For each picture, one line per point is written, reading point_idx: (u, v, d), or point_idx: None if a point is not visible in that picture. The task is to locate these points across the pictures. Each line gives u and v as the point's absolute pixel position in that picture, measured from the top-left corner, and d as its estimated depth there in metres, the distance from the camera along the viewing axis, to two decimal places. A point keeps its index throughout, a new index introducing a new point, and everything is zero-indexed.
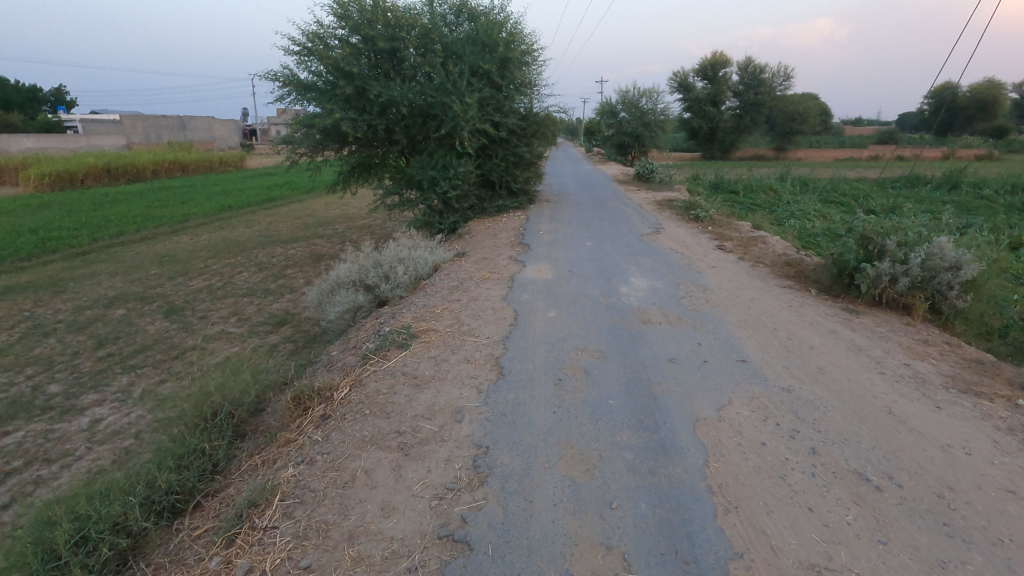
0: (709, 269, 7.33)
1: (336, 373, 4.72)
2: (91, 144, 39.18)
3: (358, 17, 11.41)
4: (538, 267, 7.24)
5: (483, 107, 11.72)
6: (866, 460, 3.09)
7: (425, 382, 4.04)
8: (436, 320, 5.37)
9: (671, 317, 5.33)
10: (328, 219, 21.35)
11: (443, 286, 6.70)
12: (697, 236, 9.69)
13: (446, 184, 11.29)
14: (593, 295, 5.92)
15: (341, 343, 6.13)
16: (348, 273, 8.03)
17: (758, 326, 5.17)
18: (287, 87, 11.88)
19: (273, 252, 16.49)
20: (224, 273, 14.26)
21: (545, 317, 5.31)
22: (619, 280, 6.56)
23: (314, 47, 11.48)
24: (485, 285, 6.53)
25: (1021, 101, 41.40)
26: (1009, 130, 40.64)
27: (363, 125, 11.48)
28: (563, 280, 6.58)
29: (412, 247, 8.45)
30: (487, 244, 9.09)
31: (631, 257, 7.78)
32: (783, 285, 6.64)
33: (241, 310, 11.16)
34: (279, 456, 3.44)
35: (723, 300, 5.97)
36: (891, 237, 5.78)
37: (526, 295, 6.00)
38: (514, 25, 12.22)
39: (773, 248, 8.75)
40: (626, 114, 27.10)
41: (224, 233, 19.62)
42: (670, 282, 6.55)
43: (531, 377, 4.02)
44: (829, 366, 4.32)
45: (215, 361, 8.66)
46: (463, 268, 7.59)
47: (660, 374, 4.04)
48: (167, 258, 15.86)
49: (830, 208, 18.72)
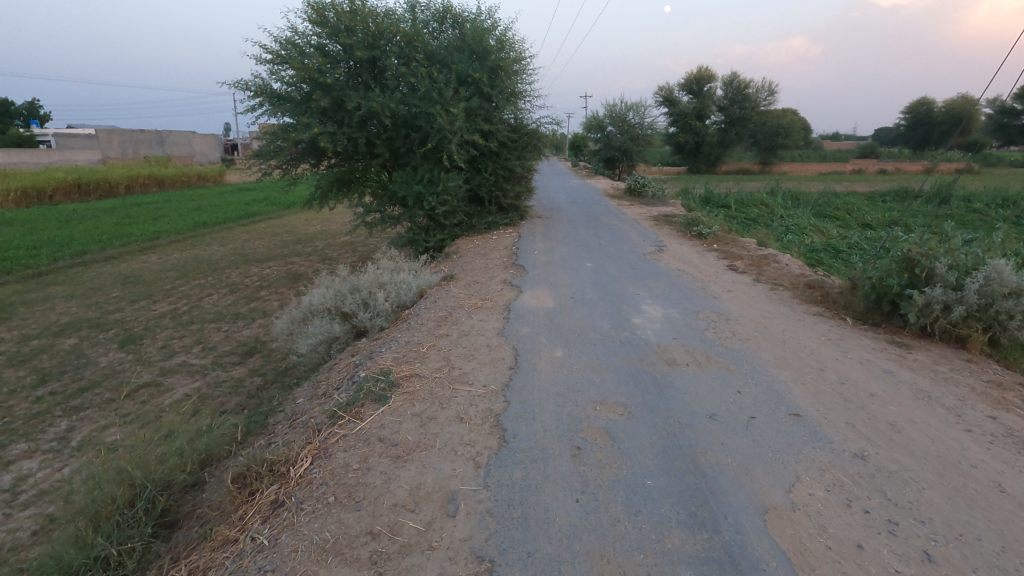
0: (725, 294, 6.59)
1: (299, 432, 3.86)
2: (65, 158, 37.90)
3: (336, 23, 10.66)
4: (536, 293, 6.43)
5: (471, 118, 10.96)
6: (1001, 573, 2.32)
7: (407, 453, 3.19)
8: (420, 363, 4.52)
9: (698, 355, 4.54)
10: (309, 235, 20.44)
11: (429, 317, 5.88)
12: (703, 255, 9.01)
13: (432, 200, 10.51)
14: (604, 329, 5.12)
15: (310, 386, 5.26)
16: (322, 299, 7.19)
17: (800, 367, 4.40)
18: (258, 97, 11.05)
19: (247, 272, 15.49)
20: (192, 295, 13.26)
21: (550, 358, 4.48)
22: (630, 309, 5.77)
23: (288, 55, 10.68)
24: (476, 316, 5.71)
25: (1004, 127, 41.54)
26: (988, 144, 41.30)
27: (342, 139, 10.68)
28: (567, 309, 5.77)
29: (394, 269, 7.62)
30: (477, 266, 8.30)
31: (638, 280, 7.03)
32: (813, 313, 5.91)
33: (207, 339, 10.20)
34: (209, 568, 2.56)
35: (752, 333, 5.21)
36: (941, 259, 5.05)
37: (525, 329, 5.17)
38: (503, 31, 11.52)
39: (788, 268, 8.07)
40: (613, 128, 26.53)
41: (196, 251, 18.58)
42: (687, 311, 5.79)
43: (541, 445, 3.18)
44: (902, 422, 3.55)
45: (171, 401, 7.70)
46: (450, 294, 6.75)
47: (702, 438, 3.24)
48: (131, 279, 14.80)
49: (826, 222, 18.30)
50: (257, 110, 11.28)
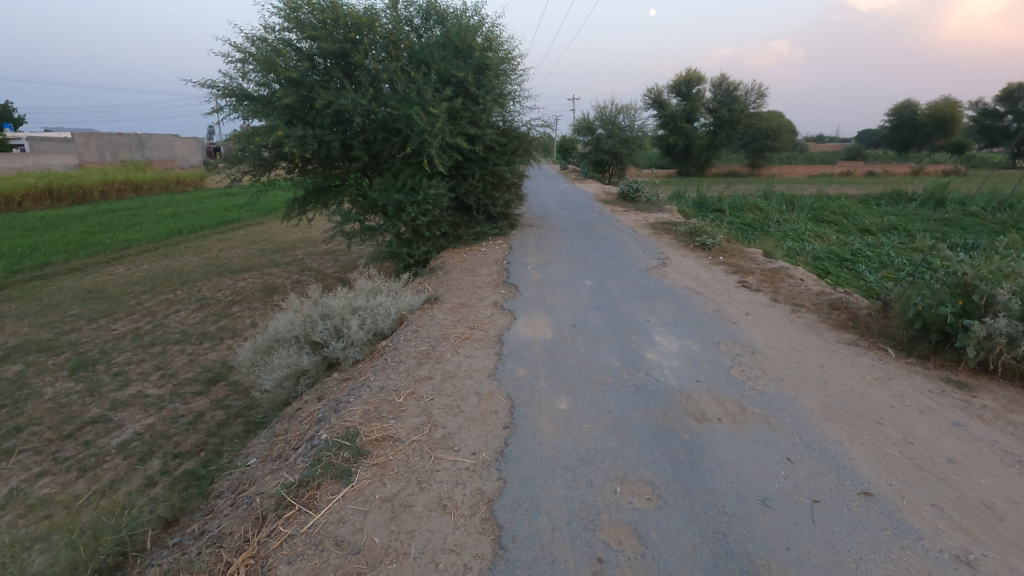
0: (743, 318, 5.87)
1: (238, 520, 3.03)
2: (39, 162, 36.50)
3: (310, 19, 9.89)
4: (531, 320, 5.66)
5: (455, 120, 10.17)
6: None
7: (371, 568, 2.40)
8: (396, 419, 3.71)
9: (730, 406, 3.78)
10: (289, 244, 19.55)
11: (410, 351, 5.09)
12: (710, 269, 8.30)
13: (414, 210, 9.71)
14: (614, 369, 4.34)
15: (266, 440, 4.43)
16: (289, 325, 6.38)
17: (853, 419, 3.66)
18: (225, 98, 10.22)
19: (219, 285, 14.51)
20: (158, 312, 12.31)
21: (552, 412, 3.69)
22: (641, 341, 5.00)
23: (256, 53, 9.89)
24: (463, 351, 4.91)
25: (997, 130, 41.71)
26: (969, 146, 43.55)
27: (312, 142, 9.88)
28: (568, 341, 5.00)
29: (372, 291, 6.81)
30: (465, 284, 7.52)
31: (645, 302, 6.29)
32: (847, 343, 5.20)
33: (169, 364, 9.27)
34: None
35: (786, 372, 4.45)
36: (1004, 285, 4.36)
37: (522, 370, 4.38)
38: (490, 28, 10.74)
39: (804, 284, 7.38)
40: (604, 131, 25.87)
41: (167, 261, 17.57)
42: (705, 342, 5.05)
43: (551, 554, 2.42)
44: (1002, 504, 2.83)
45: (119, 441, 6.79)
46: (434, 321, 5.95)
47: (760, 537, 2.50)
48: (93, 294, 13.79)
49: (823, 227, 17.77)
50: (223, 112, 10.44)
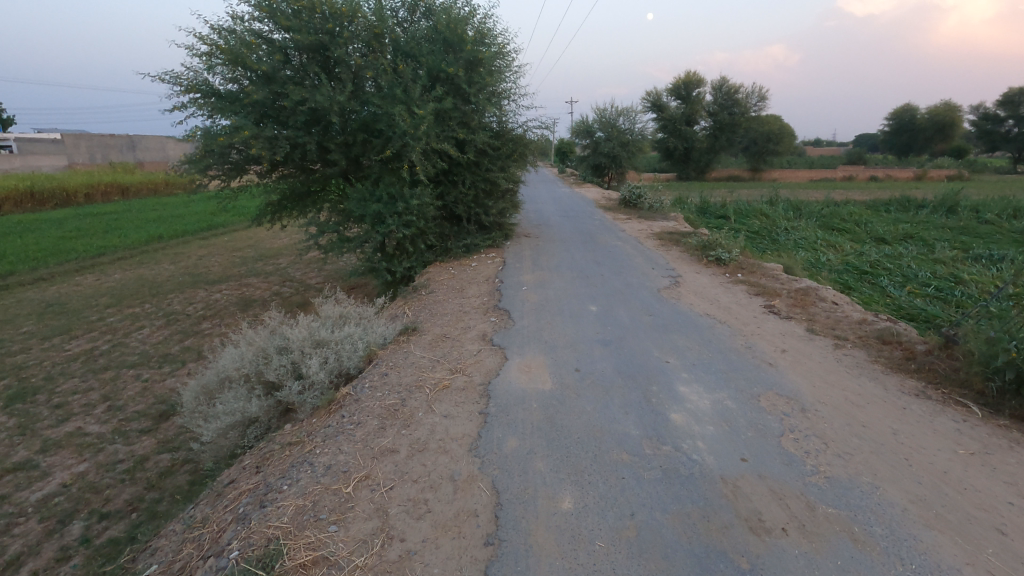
0: (781, 358, 4.87)
1: None
2: (28, 163, 35.34)
3: (284, 7, 8.91)
4: (526, 361, 4.65)
5: (443, 121, 9.21)
6: None
7: None
8: (338, 525, 2.71)
9: (794, 505, 2.78)
10: (273, 251, 18.51)
11: (374, 404, 4.08)
12: (728, 290, 7.34)
13: (394, 220, 8.74)
14: (631, 442, 3.34)
15: (180, 529, 3.40)
16: (236, 362, 5.38)
17: (965, 528, 2.68)
18: (188, 94, 9.21)
19: (191, 297, 13.43)
20: (119, 329, 11.25)
21: (554, 515, 2.70)
22: (662, 394, 4.01)
23: (221, 45, 8.89)
24: (439, 408, 3.89)
25: (1001, 135, 41.26)
26: (968, 151, 44.33)
27: (283, 144, 8.91)
28: (571, 394, 4.00)
29: (339, 319, 5.80)
30: (449, 308, 6.53)
31: (661, 335, 5.29)
32: (915, 395, 4.22)
33: (118, 394, 8.21)
34: None
35: (852, 442, 3.45)
36: None
37: (512, 442, 3.36)
38: (483, 21, 9.76)
39: (840, 309, 6.41)
40: (603, 134, 24.93)
41: (141, 270, 16.51)
42: (743, 394, 4.06)
43: None
44: None
45: (39, 497, 5.75)
46: (409, 359, 4.95)
47: None
48: (53, 307, 12.73)
49: (835, 235, 16.85)
50: (188, 109, 9.42)
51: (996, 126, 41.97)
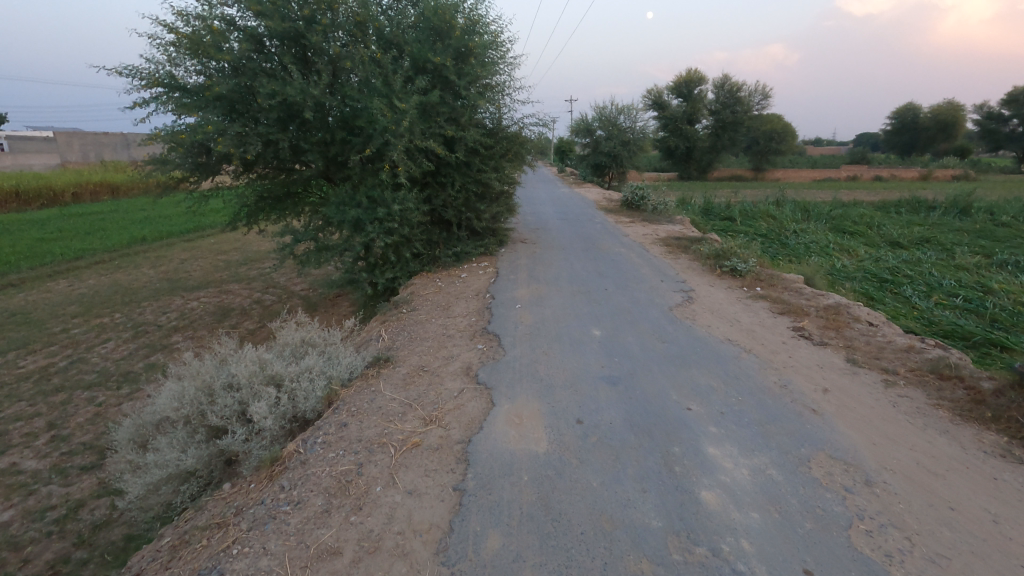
0: (825, 401, 4.02)
1: None
2: (18, 162, 34.41)
3: None
4: (516, 409, 3.79)
5: (431, 117, 8.36)
6: None
7: None
8: None
9: None
10: (259, 254, 17.71)
11: (321, 473, 3.20)
12: (749, 307, 6.50)
13: (375, 227, 7.90)
14: (653, 541, 2.50)
15: None
16: (170, 401, 4.46)
17: None
18: (150, 87, 8.31)
19: (166, 306, 12.56)
20: (81, 342, 10.38)
21: None
22: (687, 458, 3.17)
23: (185, 32, 8.00)
24: (404, 480, 3.05)
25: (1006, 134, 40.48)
26: (971, 150, 43.57)
27: (254, 142, 8.05)
28: (573, 461, 3.15)
29: (297, 349, 4.92)
30: (431, 330, 5.68)
31: (678, 371, 4.44)
32: (1004, 457, 3.37)
33: (66, 421, 7.35)
34: None
35: (946, 537, 2.61)
36: None
37: (493, 543, 2.51)
38: (475, 7, 8.90)
39: (881, 332, 5.55)
40: (603, 133, 24.05)
41: (119, 275, 15.70)
42: (789, 459, 3.21)
43: None
44: None
45: None
46: (376, 403, 4.09)
47: None
48: (17, 317, 11.89)
49: (847, 238, 16.01)
50: (151, 105, 8.53)
51: (1001, 125, 41.27)
